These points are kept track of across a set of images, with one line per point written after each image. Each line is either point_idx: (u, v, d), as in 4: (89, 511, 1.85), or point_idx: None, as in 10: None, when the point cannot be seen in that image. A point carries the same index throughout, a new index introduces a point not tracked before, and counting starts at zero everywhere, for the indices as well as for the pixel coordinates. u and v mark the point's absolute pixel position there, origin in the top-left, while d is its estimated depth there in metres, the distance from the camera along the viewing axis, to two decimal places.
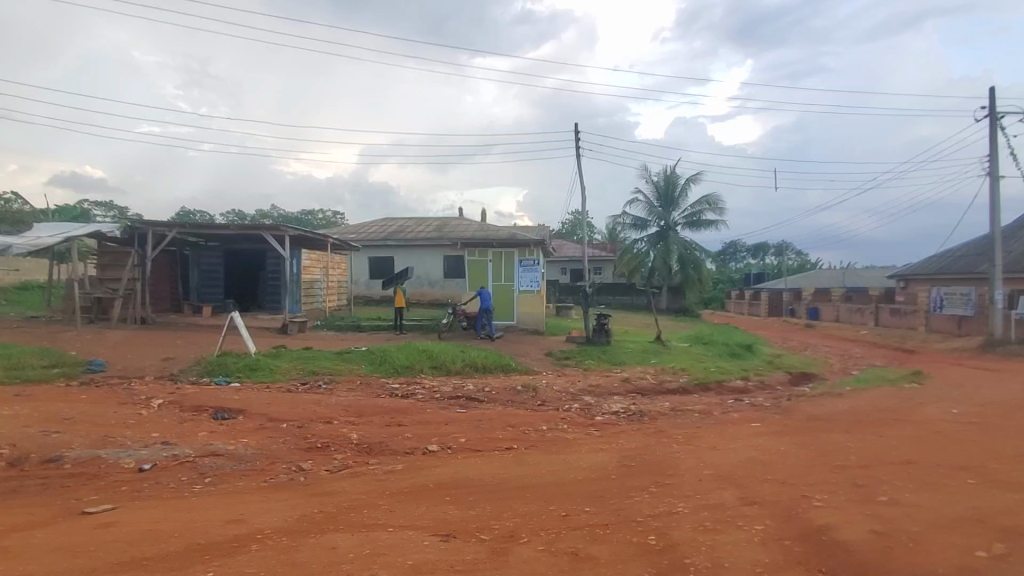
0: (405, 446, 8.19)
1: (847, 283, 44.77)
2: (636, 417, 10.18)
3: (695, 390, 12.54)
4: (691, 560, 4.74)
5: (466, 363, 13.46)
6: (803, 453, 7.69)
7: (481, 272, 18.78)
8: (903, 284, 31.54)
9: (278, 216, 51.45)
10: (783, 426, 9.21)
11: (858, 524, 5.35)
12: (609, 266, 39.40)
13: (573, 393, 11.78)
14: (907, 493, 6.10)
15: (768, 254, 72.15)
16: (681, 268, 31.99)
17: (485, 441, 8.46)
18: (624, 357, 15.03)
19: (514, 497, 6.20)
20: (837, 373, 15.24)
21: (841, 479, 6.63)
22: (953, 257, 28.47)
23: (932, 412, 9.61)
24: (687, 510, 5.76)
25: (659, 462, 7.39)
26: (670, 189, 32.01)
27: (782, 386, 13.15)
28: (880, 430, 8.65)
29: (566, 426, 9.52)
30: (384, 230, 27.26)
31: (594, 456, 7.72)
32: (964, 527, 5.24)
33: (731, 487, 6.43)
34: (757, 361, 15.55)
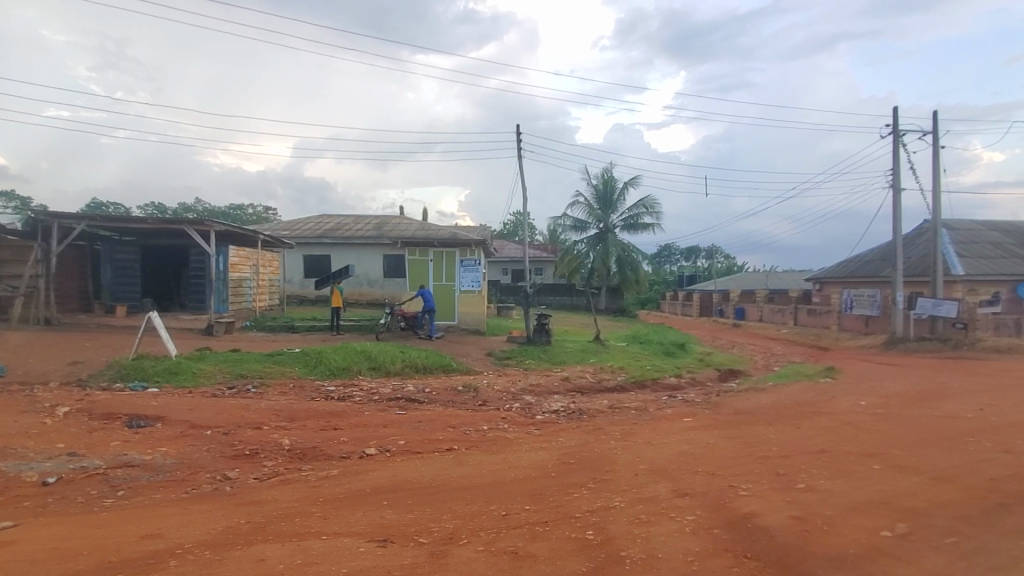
0: (340, 450, 7.96)
1: (770, 285, 47.71)
2: (575, 415, 10.41)
3: (631, 388, 12.96)
4: (627, 553, 4.89)
5: (405, 364, 13.25)
6: (730, 445, 8.15)
7: (422, 271, 18.55)
8: (819, 286, 33.98)
9: (204, 210, 48.60)
10: (712, 420, 9.71)
11: (779, 510, 5.74)
12: (550, 267, 39.99)
13: (514, 393, 11.87)
14: (822, 480, 6.59)
15: (699, 258, 75.67)
16: (619, 269, 32.95)
17: (425, 443, 8.37)
18: (564, 357, 15.30)
19: (453, 499, 6.16)
20: (761, 369, 16.22)
21: (764, 469, 7.08)
22: (862, 261, 31.02)
23: (844, 404, 10.45)
24: (624, 505, 5.96)
25: (597, 459, 7.59)
26: (609, 192, 32.91)
27: (712, 382, 13.85)
28: (798, 422, 9.29)
29: (507, 425, 9.59)
30: (320, 227, 26.36)
31: (534, 454, 7.82)
32: (871, 509, 5.73)
33: (664, 480, 6.71)
34: (689, 359, 16.28)
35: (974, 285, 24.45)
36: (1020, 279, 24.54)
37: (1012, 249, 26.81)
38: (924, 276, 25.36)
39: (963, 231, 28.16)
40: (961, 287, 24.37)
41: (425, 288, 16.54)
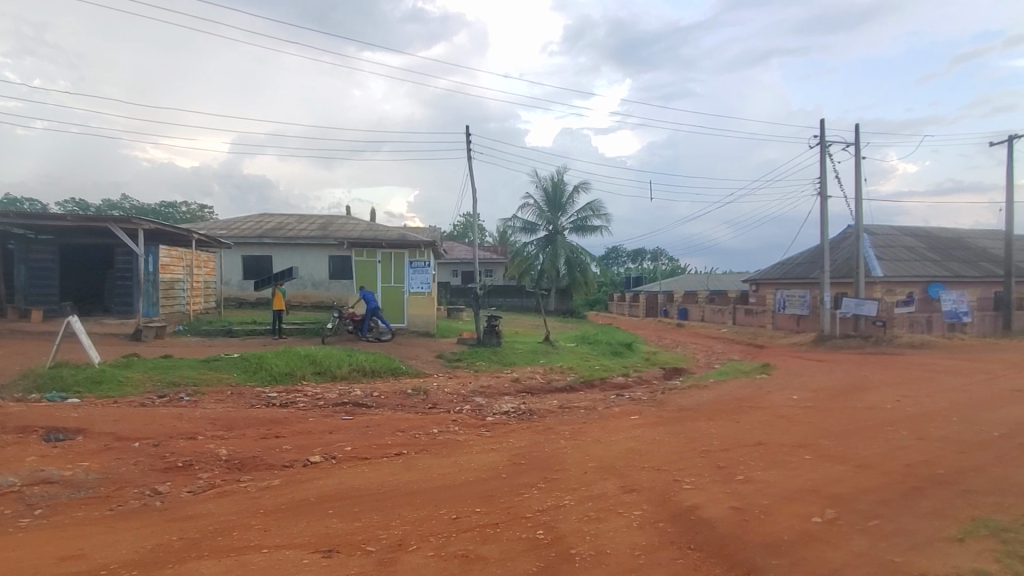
0: (283, 459, 7.67)
1: (711, 286, 49.86)
2: (526, 416, 10.49)
3: (580, 388, 13.18)
4: (576, 550, 4.98)
5: (352, 367, 12.93)
6: (674, 441, 8.45)
7: (370, 273, 18.20)
8: (755, 287, 35.77)
9: (131, 207, 45.70)
10: (657, 418, 10.02)
11: (721, 502, 6.01)
12: (500, 268, 40.13)
13: (464, 395, 11.83)
14: (759, 471, 6.94)
15: (645, 259, 78.09)
16: (568, 270, 33.45)
17: (372, 448, 8.20)
18: (514, 357, 15.40)
19: (402, 505, 6.08)
20: (703, 367, 16.92)
21: (707, 462, 7.39)
22: (793, 264, 32.94)
23: (778, 398, 11.06)
24: (573, 503, 6.06)
25: (547, 458, 7.68)
26: (558, 196, 33.38)
27: (657, 380, 14.32)
28: (737, 416, 9.75)
29: (458, 427, 9.55)
30: (260, 226, 25.32)
31: (485, 456, 7.82)
32: (803, 496, 6.09)
33: (613, 477, 6.88)
34: (636, 358, 16.77)
35: (891, 286, 26.47)
36: (930, 280, 26.77)
37: (923, 252, 29.23)
38: (848, 278, 27.23)
39: (881, 236, 30.45)
40: (880, 287, 26.33)
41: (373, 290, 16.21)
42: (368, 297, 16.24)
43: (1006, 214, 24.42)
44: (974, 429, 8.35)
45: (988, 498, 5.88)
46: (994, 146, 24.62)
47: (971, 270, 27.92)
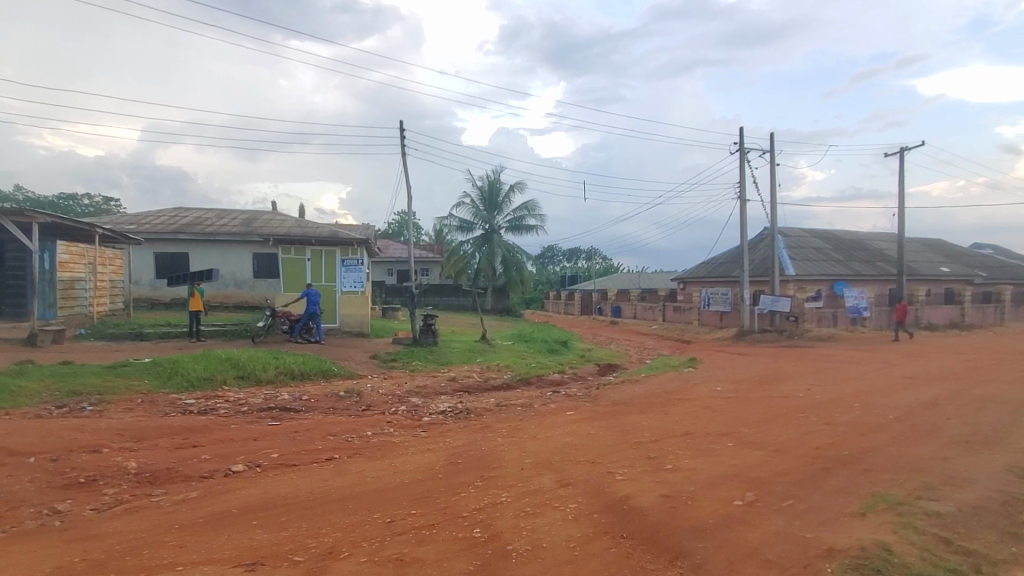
0: (201, 470, 7.20)
1: (642, 284, 51.85)
2: (463, 415, 10.45)
3: (517, 385, 13.30)
4: (512, 546, 5.02)
5: (280, 370, 12.34)
6: (608, 434, 8.72)
7: (299, 271, 17.46)
8: (682, 285, 37.50)
9: (22, 198, 41.14)
10: (592, 412, 10.30)
11: (652, 491, 6.27)
12: (436, 267, 39.69)
13: (400, 396, 11.61)
14: (686, 460, 7.31)
15: (580, 258, 79.94)
16: (505, 268, 33.60)
17: (301, 454, 7.88)
18: (451, 357, 15.29)
19: (333, 511, 5.88)
20: (635, 362, 17.57)
21: (638, 453, 7.69)
22: (716, 264, 34.87)
23: (704, 390, 11.70)
24: (511, 499, 6.12)
25: (484, 457, 7.70)
26: (494, 195, 33.48)
27: (591, 376, 14.72)
28: (667, 409, 10.20)
29: (393, 429, 9.37)
30: (175, 221, 23.58)
31: (421, 457, 7.71)
32: (726, 482, 6.48)
33: (549, 472, 7.01)
34: (572, 355, 17.14)
35: (803, 284, 28.65)
36: (836, 279, 29.18)
37: (829, 253, 31.82)
38: (765, 276, 29.20)
39: (793, 238, 32.87)
40: (793, 285, 28.44)
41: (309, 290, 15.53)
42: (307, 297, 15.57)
43: (898, 219, 27.05)
44: (873, 413, 9.22)
45: (885, 475, 6.53)
46: (888, 157, 27.18)
47: (869, 269, 30.72)
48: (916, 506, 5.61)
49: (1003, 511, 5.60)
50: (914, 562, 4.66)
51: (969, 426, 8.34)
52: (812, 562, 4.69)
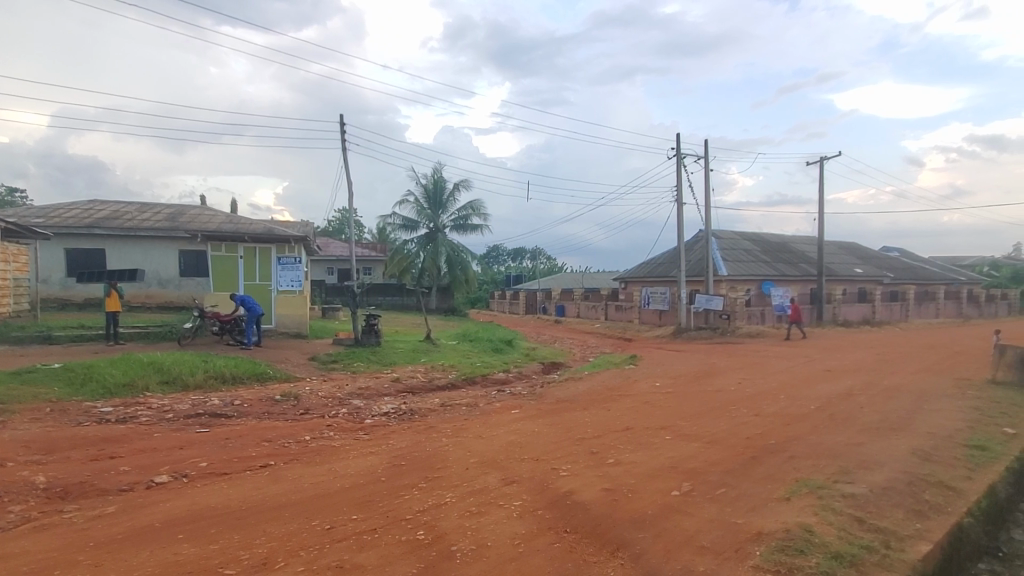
0: (122, 482, 6.73)
1: (585, 284, 52.99)
2: (406, 416, 10.30)
3: (462, 385, 13.25)
4: (457, 547, 5.02)
5: (209, 374, 11.71)
6: (552, 431, 8.86)
7: (230, 270, 16.64)
8: (623, 285, 38.61)
9: None
10: (536, 410, 10.43)
11: (594, 485, 6.44)
12: (378, 266, 38.85)
13: (340, 398, 11.30)
14: (627, 454, 7.55)
15: (525, 258, 80.64)
16: (449, 268, 33.32)
17: (233, 462, 7.50)
18: (394, 357, 15.03)
19: (269, 520, 5.65)
20: (578, 360, 17.94)
21: (581, 449, 7.87)
22: (655, 264, 36.18)
23: (643, 386, 12.13)
24: (455, 499, 6.10)
25: (428, 458, 7.63)
26: (438, 193, 33.19)
27: (536, 375, 14.90)
28: (608, 405, 10.50)
29: (333, 432, 9.11)
30: (90, 214, 21.83)
31: (363, 461, 7.55)
32: (664, 473, 6.76)
33: (494, 471, 7.05)
34: (517, 354, 17.27)
35: (734, 284, 30.25)
36: (764, 279, 30.99)
37: (757, 255, 33.77)
38: (700, 276, 30.63)
39: (725, 240, 34.64)
40: (725, 285, 29.97)
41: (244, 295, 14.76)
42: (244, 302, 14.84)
43: (818, 223, 29.07)
44: (796, 404, 9.87)
45: (807, 461, 7.01)
46: (810, 166, 29.23)
47: (793, 270, 32.86)
48: (834, 489, 6.07)
49: (909, 490, 6.15)
50: (833, 540, 5.04)
51: (879, 413, 9.11)
52: (742, 546, 4.97)
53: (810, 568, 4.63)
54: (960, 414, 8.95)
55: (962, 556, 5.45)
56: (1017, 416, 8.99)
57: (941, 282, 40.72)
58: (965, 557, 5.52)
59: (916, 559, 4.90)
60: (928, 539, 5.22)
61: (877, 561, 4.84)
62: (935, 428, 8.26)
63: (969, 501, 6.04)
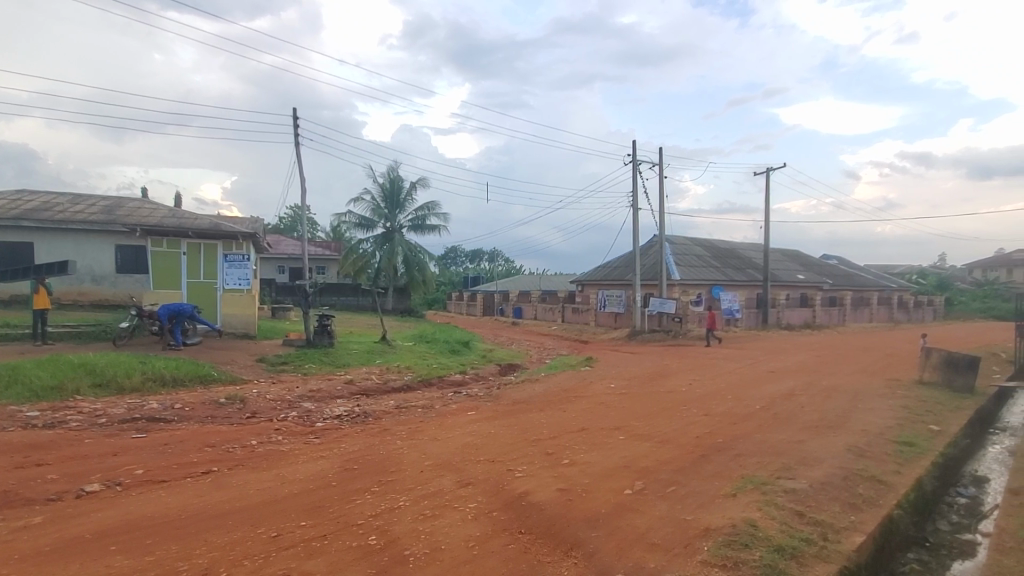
0: (49, 491, 6.28)
1: (543, 287, 53.43)
2: (360, 419, 10.08)
3: (417, 387, 13.09)
4: (410, 551, 4.95)
5: (148, 376, 11.10)
6: (508, 433, 8.87)
7: (172, 267, 15.85)
8: (579, 288, 39.14)
9: None
10: (492, 412, 10.42)
11: (549, 486, 6.48)
12: (332, 266, 37.91)
13: (290, 401, 10.94)
14: (581, 454, 7.65)
15: (483, 261, 80.69)
16: (406, 269, 32.79)
17: (172, 469, 7.14)
18: (348, 359, 14.69)
19: (212, 529, 5.41)
20: (535, 362, 18.05)
21: (537, 450, 7.92)
22: (611, 268, 36.89)
23: (598, 387, 12.32)
24: (408, 503, 6.02)
25: (382, 461, 7.49)
26: (396, 193, 32.71)
27: (493, 376, 14.89)
28: (564, 406, 10.60)
29: (281, 436, 8.80)
30: (17, 204, 20.32)
31: (313, 465, 7.33)
32: (617, 473, 6.90)
33: (449, 473, 6.99)
34: (474, 356, 17.21)
35: (686, 287, 31.22)
36: (714, 284, 32.11)
37: (708, 260, 35.00)
38: (654, 280, 31.47)
39: (678, 246, 35.72)
40: (678, 289, 30.89)
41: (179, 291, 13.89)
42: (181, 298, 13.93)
43: (764, 231, 30.37)
44: (743, 404, 10.27)
45: (752, 458, 7.31)
46: (757, 176, 30.60)
47: (741, 275, 34.22)
48: (777, 484, 6.36)
49: (844, 484, 6.52)
50: (775, 534, 5.27)
51: (818, 412, 9.61)
52: (691, 542, 5.13)
53: (754, 561, 4.82)
54: (890, 412, 9.56)
55: (892, 545, 5.80)
56: (941, 413, 9.67)
57: (875, 289, 43.35)
58: (896, 547, 5.87)
59: (851, 549, 5.19)
60: (861, 531, 5.53)
61: (815, 552, 5.09)
62: (869, 426, 8.77)
63: (898, 494, 6.44)
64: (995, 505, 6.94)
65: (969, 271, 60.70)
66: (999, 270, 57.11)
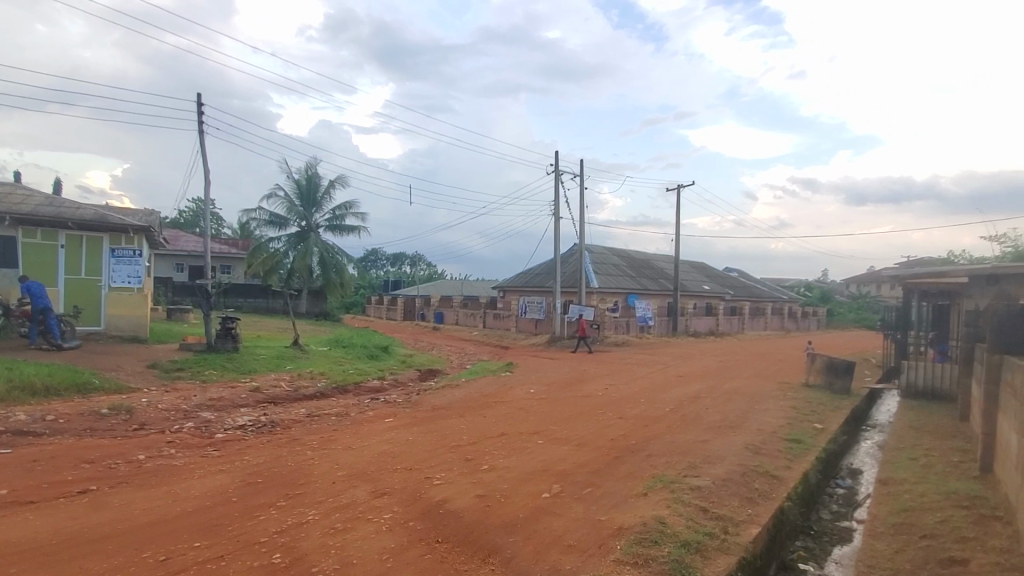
0: None
1: (465, 292, 53.30)
2: (266, 429, 9.45)
3: (331, 393, 12.51)
4: (318, 567, 4.71)
5: (12, 384, 9.73)
6: (427, 440, 8.70)
7: (47, 261, 14.10)
8: (501, 294, 39.39)
9: None
10: (411, 418, 10.18)
11: (468, 492, 6.43)
12: (238, 265, 35.49)
13: (186, 411, 10.04)
14: (501, 459, 7.67)
15: (404, 264, 79.27)
16: (322, 270, 31.33)
17: (40, 488, 6.29)
18: (254, 364, 13.75)
19: (89, 554, 4.83)
20: (455, 367, 17.90)
21: (456, 457, 7.83)
22: (533, 275, 37.52)
23: (518, 392, 12.44)
24: (318, 517, 5.71)
25: (290, 473, 7.07)
26: (312, 191, 31.27)
27: (412, 382, 14.56)
28: (484, 412, 10.60)
29: (175, 450, 8.05)
30: None
31: (211, 480, 6.77)
32: (536, 477, 6.97)
33: (363, 483, 6.73)
34: (392, 361, 16.76)
35: (604, 295, 32.42)
36: (629, 292, 33.62)
37: (624, 270, 36.52)
38: (574, 288, 32.42)
39: (597, 256, 37.09)
40: (596, 296, 32.01)
41: (32, 286, 12.15)
42: (32, 293, 12.17)
43: (675, 244, 32.26)
44: (653, 407, 10.81)
45: (662, 458, 7.70)
46: (669, 192, 32.44)
47: (654, 284, 36.05)
48: (683, 482, 6.74)
49: (742, 479, 7.04)
50: (682, 530, 5.56)
51: (720, 414, 10.31)
52: (605, 542, 5.29)
53: (663, 557, 5.05)
54: (782, 412, 10.44)
55: (782, 535, 6.33)
56: (823, 413, 10.73)
57: (770, 300, 47.44)
58: (786, 536, 6.43)
59: (747, 540, 5.59)
60: (757, 523, 5.99)
61: (717, 545, 5.43)
62: (763, 425, 9.54)
63: (788, 487, 7.06)
64: (867, 494, 7.77)
65: (846, 285, 68.14)
66: (870, 286, 64.58)
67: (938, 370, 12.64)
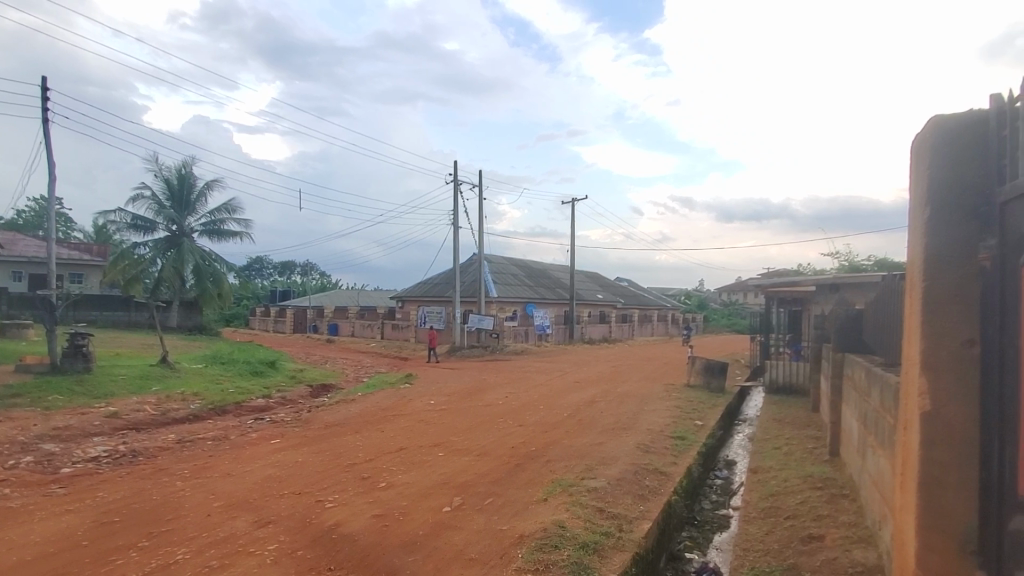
0: None
1: (361, 303, 51.42)
2: (126, 459, 8.30)
3: (207, 416, 11.33)
4: None
5: None
6: (318, 460, 8.16)
7: None
8: (400, 304, 38.38)
9: None
10: (300, 438, 9.51)
11: (363, 513, 6.10)
12: (93, 273, 31.16)
13: (22, 443, 8.53)
14: (399, 476, 7.38)
15: (294, 274, 74.78)
16: (196, 280, 28.44)
17: None
18: (111, 387, 12.04)
19: None
20: (350, 381, 17.08)
21: (350, 476, 7.40)
22: (432, 284, 37.07)
23: (418, 404, 12.15)
24: (189, 555, 5.08)
25: (157, 508, 6.25)
26: (185, 191, 28.37)
27: (302, 399, 13.64)
28: (381, 426, 10.17)
29: (7, 489, 6.78)
30: None
31: (54, 523, 5.77)
32: (435, 491, 6.80)
33: (244, 513, 6.12)
34: (280, 377, 15.59)
35: (503, 304, 32.56)
36: (528, 301, 34.21)
37: (522, 279, 37.35)
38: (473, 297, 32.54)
39: (496, 266, 37.61)
40: (495, 305, 32.13)
41: None
42: None
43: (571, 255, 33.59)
44: (552, 413, 11.08)
45: (561, 463, 7.89)
46: (565, 204, 33.62)
47: (551, 294, 37.17)
48: (581, 485, 6.95)
49: (635, 478, 7.40)
50: (580, 532, 5.71)
51: (613, 416, 10.82)
52: (507, 551, 5.28)
53: (563, 560, 5.13)
54: (667, 412, 11.20)
55: (671, 527, 6.74)
56: (703, 411, 11.68)
57: (655, 307, 51.09)
58: (674, 528, 6.85)
59: (641, 536, 5.86)
60: (648, 518, 6.32)
61: (613, 543, 5.64)
62: (651, 425, 10.15)
63: (674, 482, 7.55)
64: (741, 483, 8.55)
65: (718, 293, 75.45)
66: (738, 294, 72.04)
67: (794, 368, 14.30)
